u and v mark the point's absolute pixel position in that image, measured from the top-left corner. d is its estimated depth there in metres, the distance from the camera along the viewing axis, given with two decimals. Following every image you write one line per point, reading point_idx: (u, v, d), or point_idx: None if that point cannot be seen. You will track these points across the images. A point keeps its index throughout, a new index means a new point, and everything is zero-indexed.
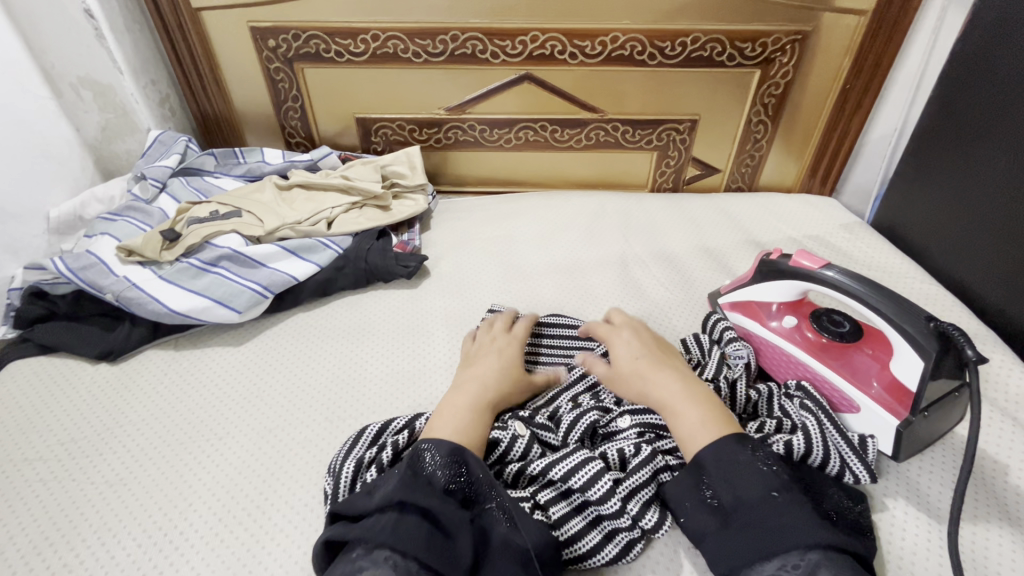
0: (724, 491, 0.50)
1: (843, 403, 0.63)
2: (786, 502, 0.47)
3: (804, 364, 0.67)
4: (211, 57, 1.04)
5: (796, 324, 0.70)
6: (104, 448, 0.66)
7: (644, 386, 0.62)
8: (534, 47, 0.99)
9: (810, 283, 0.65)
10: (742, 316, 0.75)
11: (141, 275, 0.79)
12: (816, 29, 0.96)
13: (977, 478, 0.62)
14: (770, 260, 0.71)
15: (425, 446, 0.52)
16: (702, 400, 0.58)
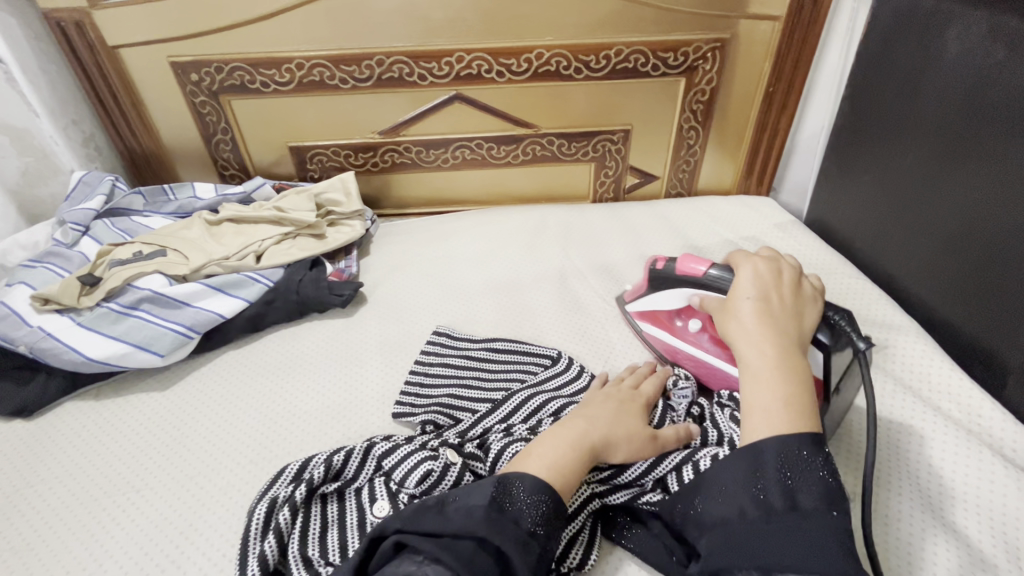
0: (783, 486, 0.46)
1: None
2: (808, 515, 0.45)
3: (717, 365, 0.70)
4: (133, 94, 1.02)
5: (701, 327, 0.73)
6: (15, 510, 0.63)
7: (740, 332, 0.57)
8: (460, 67, 0.99)
9: (699, 287, 0.68)
10: (652, 324, 0.78)
11: (58, 323, 0.76)
12: (734, 36, 0.98)
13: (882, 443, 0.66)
14: (656, 269, 0.73)
15: (516, 478, 0.50)
16: (790, 379, 0.52)
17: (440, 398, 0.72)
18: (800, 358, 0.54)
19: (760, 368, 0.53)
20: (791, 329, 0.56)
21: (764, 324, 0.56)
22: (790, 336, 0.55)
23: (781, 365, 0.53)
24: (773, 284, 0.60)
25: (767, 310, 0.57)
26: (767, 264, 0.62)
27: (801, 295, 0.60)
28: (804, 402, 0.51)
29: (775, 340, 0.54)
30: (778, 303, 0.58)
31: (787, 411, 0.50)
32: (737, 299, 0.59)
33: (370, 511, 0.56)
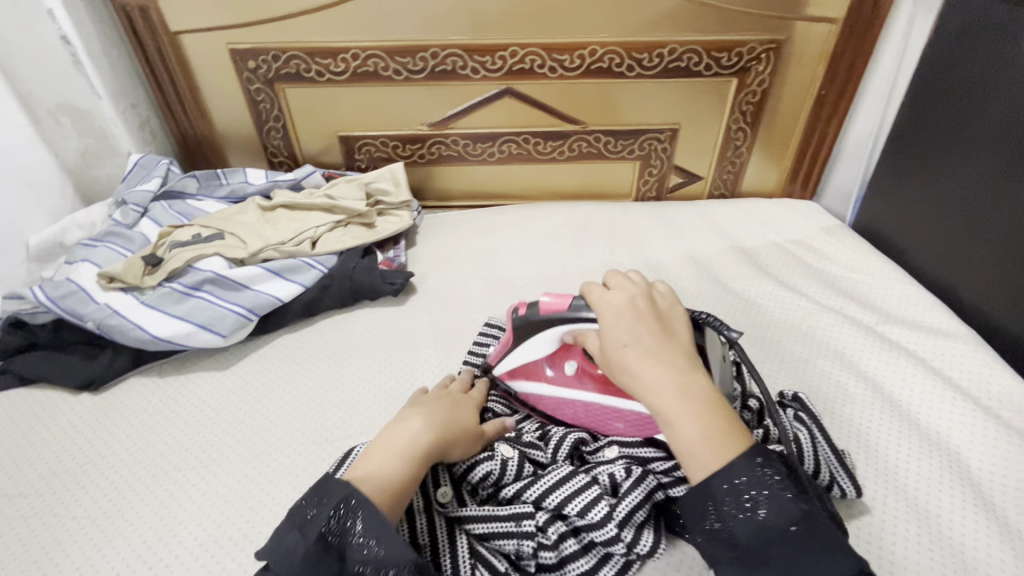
0: (745, 521, 0.46)
1: (653, 425, 0.61)
2: (778, 540, 0.45)
3: (602, 403, 0.64)
4: (191, 80, 1.04)
5: (577, 369, 0.66)
6: (87, 479, 0.65)
7: (636, 386, 0.53)
8: (514, 62, 1.00)
9: (569, 325, 0.61)
10: (528, 381, 0.68)
11: (123, 301, 0.78)
12: (789, 37, 0.98)
13: (941, 447, 0.67)
14: (519, 317, 0.64)
15: (356, 508, 0.46)
16: (704, 411, 0.50)
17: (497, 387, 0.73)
18: (697, 379, 0.53)
19: (669, 413, 0.50)
20: (673, 352, 0.54)
21: (651, 364, 0.52)
22: (677, 360, 0.53)
23: (686, 400, 0.51)
24: (635, 311, 0.56)
25: (647, 351, 0.53)
26: (625, 298, 0.57)
27: (661, 312, 0.57)
28: (719, 424, 0.50)
29: (669, 377, 0.52)
30: (650, 333, 0.54)
31: (712, 440, 0.49)
32: (613, 349, 0.55)
33: (435, 494, 0.57)
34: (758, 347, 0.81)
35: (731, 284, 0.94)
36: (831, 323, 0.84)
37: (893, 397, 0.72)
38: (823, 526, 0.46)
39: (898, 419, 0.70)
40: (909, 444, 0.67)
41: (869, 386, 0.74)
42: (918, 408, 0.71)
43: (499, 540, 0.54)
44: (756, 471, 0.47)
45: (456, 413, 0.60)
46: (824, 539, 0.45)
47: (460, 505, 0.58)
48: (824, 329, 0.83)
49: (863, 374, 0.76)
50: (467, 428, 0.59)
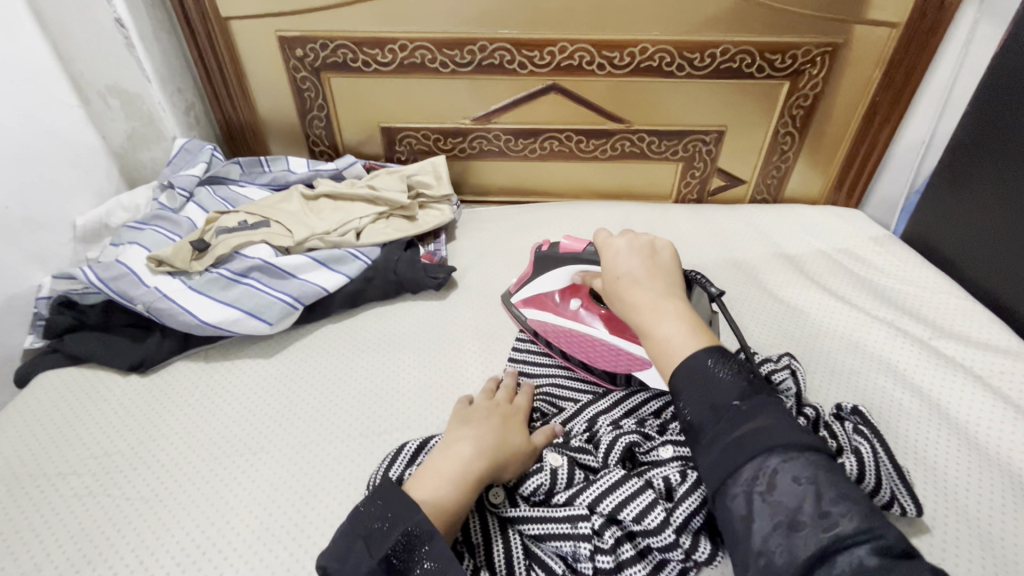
0: (697, 406, 0.48)
1: (631, 361, 0.67)
2: (725, 418, 0.46)
3: (593, 338, 0.70)
4: (238, 66, 1.04)
5: (580, 305, 0.72)
6: (139, 461, 0.65)
7: (621, 303, 0.58)
8: (563, 58, 0.99)
9: (579, 264, 0.70)
10: (538, 310, 0.77)
11: (171, 285, 0.79)
12: (846, 41, 0.96)
13: (1001, 468, 0.65)
14: (542, 251, 0.75)
15: (424, 536, 0.46)
16: (679, 320, 0.53)
17: (543, 388, 0.72)
18: (675, 296, 0.56)
19: (646, 328, 0.54)
20: (658, 276, 0.58)
21: (631, 283, 0.57)
22: (659, 281, 0.57)
23: (659, 308, 0.54)
24: (629, 244, 0.61)
25: (632, 275, 0.58)
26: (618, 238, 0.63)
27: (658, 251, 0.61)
28: (693, 331, 0.52)
29: (647, 291, 0.56)
30: (639, 260, 0.59)
31: (678, 339, 0.51)
32: (606, 277, 0.60)
33: (488, 496, 0.57)
34: (807, 356, 0.80)
35: (776, 291, 0.92)
36: (881, 336, 0.82)
37: (950, 414, 0.71)
38: (774, 408, 0.46)
39: (957, 437, 0.68)
40: (970, 464, 0.65)
41: (925, 402, 0.72)
42: (977, 428, 0.69)
43: (555, 541, 0.54)
44: (711, 360, 0.49)
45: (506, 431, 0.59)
46: (770, 418, 0.45)
47: (513, 504, 0.57)
48: (876, 342, 0.81)
49: (917, 389, 0.74)
50: (519, 450, 0.58)
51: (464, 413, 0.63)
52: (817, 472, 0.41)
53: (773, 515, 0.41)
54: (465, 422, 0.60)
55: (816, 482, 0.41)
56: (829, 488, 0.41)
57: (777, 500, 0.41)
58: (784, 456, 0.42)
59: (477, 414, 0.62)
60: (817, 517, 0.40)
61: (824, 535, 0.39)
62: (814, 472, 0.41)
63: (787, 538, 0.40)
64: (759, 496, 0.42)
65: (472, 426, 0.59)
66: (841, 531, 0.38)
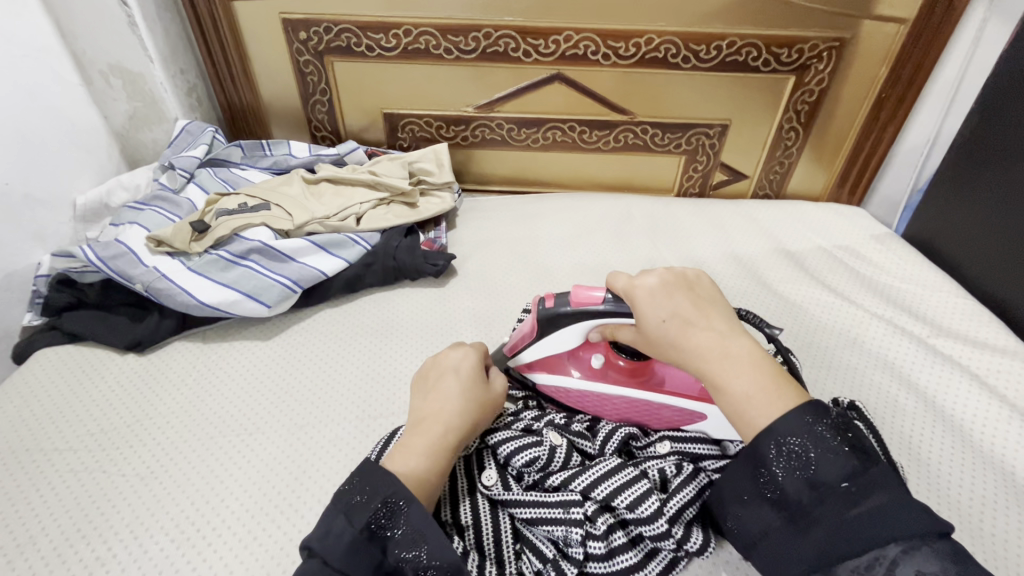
0: (792, 478, 0.46)
1: (678, 416, 0.62)
2: (831, 498, 0.44)
3: (627, 397, 0.63)
4: (241, 49, 1.03)
5: (603, 362, 0.64)
6: (135, 439, 0.66)
7: (682, 357, 0.53)
8: (567, 47, 0.98)
9: (596, 318, 0.60)
10: (550, 371, 0.67)
11: (170, 265, 0.79)
12: (854, 36, 0.95)
13: (993, 465, 0.65)
14: (546, 309, 0.62)
15: (405, 505, 0.47)
16: (753, 368, 0.49)
17: None
18: (737, 338, 0.52)
19: (721, 382, 0.50)
20: (710, 317, 0.53)
21: (688, 334, 0.52)
22: (715, 323, 0.53)
23: (729, 362, 0.50)
24: (663, 284, 0.55)
25: (684, 321, 0.53)
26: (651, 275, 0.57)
27: (696, 285, 0.56)
28: (773, 379, 0.49)
29: (708, 341, 0.52)
30: (683, 302, 0.54)
31: (760, 396, 0.48)
32: (648, 327, 0.55)
33: (481, 478, 0.57)
34: (804, 351, 0.80)
35: (776, 286, 0.92)
36: (878, 333, 0.82)
37: (947, 412, 0.71)
38: (886, 483, 0.44)
39: (952, 435, 0.68)
40: (964, 461, 0.66)
41: (921, 400, 0.73)
42: (972, 425, 0.69)
43: (546, 526, 0.53)
44: (807, 424, 0.45)
45: (469, 390, 0.59)
46: (884, 500, 0.43)
47: (505, 487, 0.56)
48: (875, 339, 0.81)
49: (914, 386, 0.74)
50: (486, 410, 0.59)
51: (427, 376, 0.62)
52: (945, 564, 0.40)
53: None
54: (425, 391, 0.59)
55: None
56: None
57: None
58: (905, 547, 0.41)
59: (433, 376, 0.61)
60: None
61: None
62: (942, 565, 0.40)
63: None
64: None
65: (434, 395, 0.58)
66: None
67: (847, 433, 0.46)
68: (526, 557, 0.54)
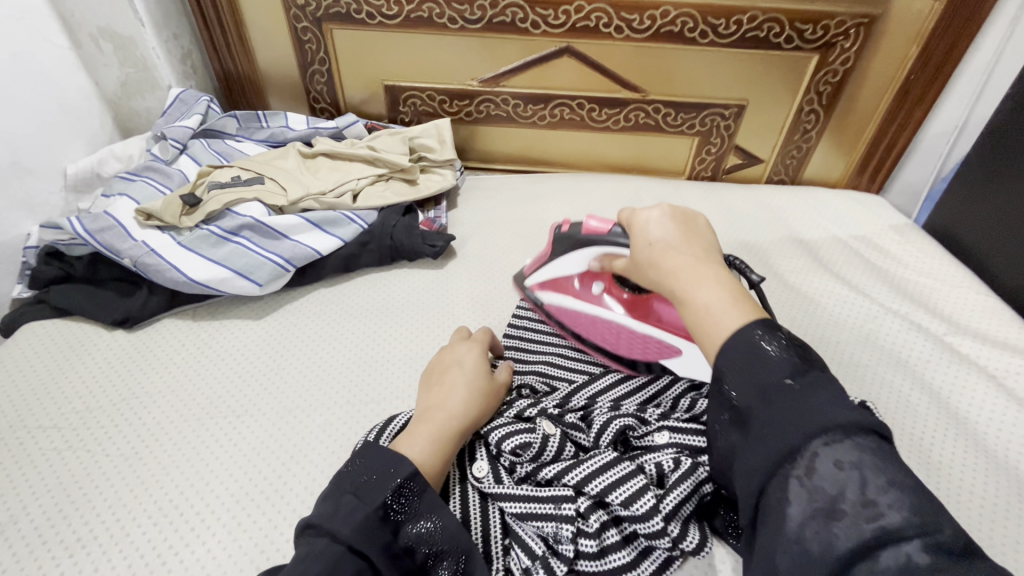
0: (745, 387, 0.42)
1: (660, 349, 0.65)
2: (778, 399, 0.40)
3: (617, 323, 0.68)
4: (236, 13, 0.99)
5: (601, 288, 0.69)
6: (121, 418, 0.64)
7: (658, 273, 0.52)
8: (578, 18, 0.93)
9: (600, 247, 0.64)
10: (556, 293, 0.73)
11: (159, 240, 0.76)
12: (885, 13, 0.89)
13: (1010, 473, 0.63)
14: (562, 233, 0.69)
15: (419, 489, 0.46)
16: (727, 287, 0.48)
17: (536, 364, 0.70)
18: (715, 263, 0.51)
19: (690, 300, 0.49)
20: (695, 242, 0.53)
21: (668, 252, 0.53)
22: (697, 250, 0.52)
23: (700, 277, 0.49)
24: (661, 214, 0.56)
25: (668, 244, 0.53)
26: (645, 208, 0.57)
27: (690, 221, 0.56)
28: (740, 298, 0.47)
29: (684, 260, 0.51)
30: (673, 228, 0.54)
31: (721, 308, 0.46)
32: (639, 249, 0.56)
33: (471, 470, 0.55)
34: (815, 346, 0.77)
35: (787, 276, 0.88)
36: (893, 328, 0.79)
37: (962, 415, 0.68)
38: (832, 388, 0.39)
39: (965, 437, 0.66)
40: (976, 464, 0.63)
41: (934, 400, 0.70)
42: (987, 430, 0.67)
43: (536, 521, 0.51)
44: (755, 337, 0.43)
45: (474, 384, 0.58)
46: (826, 398, 0.38)
47: (496, 480, 0.54)
48: (889, 334, 0.78)
49: (927, 386, 0.71)
50: (490, 398, 0.59)
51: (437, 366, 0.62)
52: (864, 455, 0.36)
53: (812, 499, 0.36)
54: (430, 386, 0.59)
55: (862, 467, 0.36)
56: (878, 475, 0.35)
57: (818, 486, 0.36)
58: (831, 439, 0.37)
59: (436, 372, 0.61)
60: (860, 505, 0.35)
61: (868, 526, 0.34)
62: (860, 455, 0.36)
63: (825, 527, 0.35)
64: (796, 480, 0.37)
65: (438, 388, 0.58)
66: (888, 523, 0.33)
67: (797, 348, 0.43)
68: (515, 553, 0.51)
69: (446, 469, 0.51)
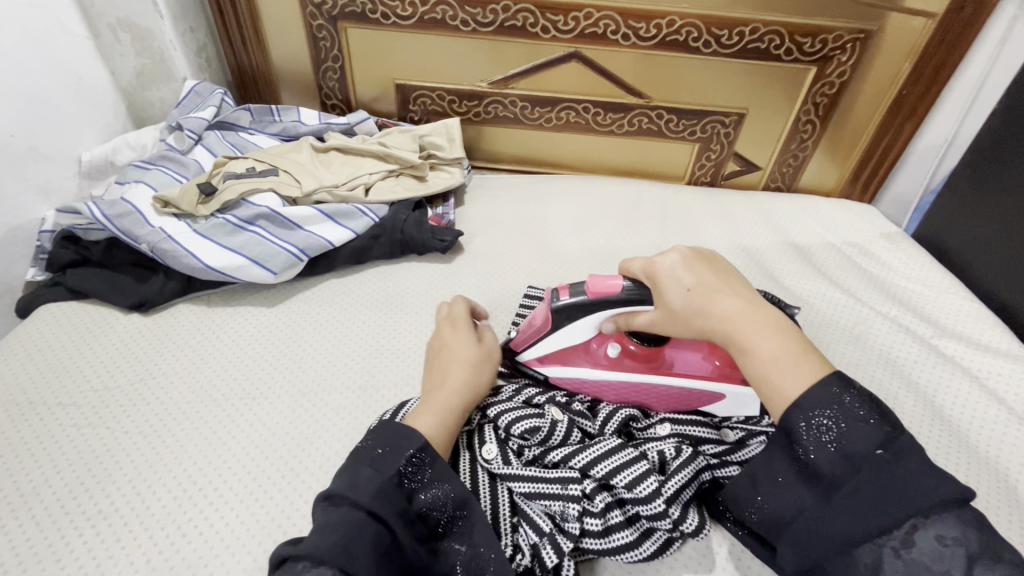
0: (826, 452, 0.45)
1: (699, 396, 0.63)
2: (866, 468, 0.43)
3: (644, 383, 0.63)
4: (253, 9, 1.01)
5: (618, 350, 0.64)
6: (139, 398, 0.66)
7: (707, 327, 0.54)
8: (587, 25, 0.96)
9: (614, 309, 0.59)
10: (560, 366, 0.66)
11: (176, 227, 0.78)
12: (880, 29, 0.93)
13: (991, 469, 0.66)
14: (559, 302, 0.60)
15: (430, 459, 0.48)
16: (779, 329, 0.51)
17: None
18: (758, 305, 0.54)
19: (756, 356, 0.50)
20: (731, 288, 0.56)
21: (711, 300, 0.54)
22: (737, 291, 0.55)
23: (753, 328, 0.51)
24: (683, 259, 0.58)
25: (709, 292, 0.55)
26: (666, 258, 0.58)
27: (707, 265, 0.58)
28: (795, 343, 0.50)
29: (732, 304, 0.54)
30: (703, 275, 0.57)
31: (787, 360, 0.49)
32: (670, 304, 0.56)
33: (480, 453, 0.58)
34: None
35: (781, 279, 0.91)
36: (884, 330, 0.83)
37: (948, 414, 0.71)
38: (916, 455, 0.44)
39: (948, 433, 0.69)
40: (958, 459, 0.67)
41: (921, 399, 0.73)
42: (969, 427, 0.70)
43: (543, 500, 0.54)
44: (834, 397, 0.46)
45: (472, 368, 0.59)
46: (915, 468, 0.43)
47: (505, 461, 0.57)
48: (879, 336, 0.82)
49: (915, 386, 0.75)
50: (489, 370, 0.60)
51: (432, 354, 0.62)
52: (964, 531, 0.41)
53: (910, 571, 0.41)
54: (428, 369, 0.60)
55: (965, 542, 0.41)
56: (975, 547, 0.40)
57: (914, 558, 0.41)
58: (929, 515, 0.42)
59: (432, 356, 0.62)
60: None
61: None
62: (960, 531, 0.41)
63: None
64: (892, 550, 0.42)
65: (437, 370, 0.59)
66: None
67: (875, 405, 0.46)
68: (523, 530, 0.54)
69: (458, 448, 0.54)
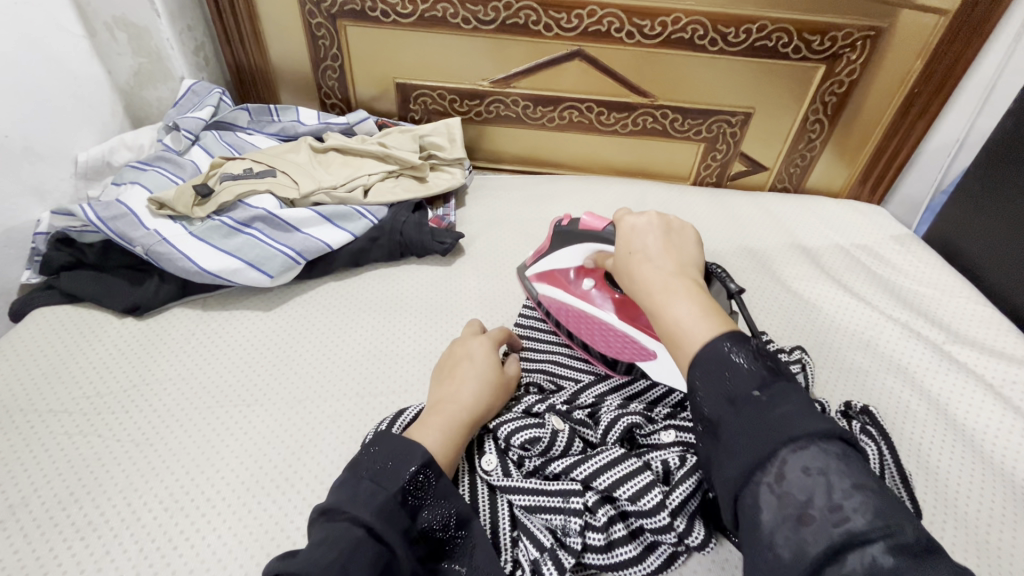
0: (713, 397, 0.42)
1: (635, 348, 0.65)
2: (746, 410, 0.40)
3: (600, 318, 0.68)
4: (251, 8, 0.99)
5: (592, 284, 0.70)
6: (132, 405, 0.65)
7: (630, 282, 0.55)
8: (590, 22, 0.94)
9: (599, 243, 0.66)
10: (549, 286, 0.74)
11: (171, 229, 0.77)
12: (891, 26, 0.90)
13: (1007, 480, 0.64)
14: (565, 226, 0.71)
15: (434, 478, 0.47)
16: (697, 293, 0.49)
17: (543, 363, 0.71)
18: (688, 276, 0.52)
19: (660, 308, 0.49)
20: (672, 254, 0.54)
21: (643, 259, 0.54)
22: (672, 260, 0.54)
23: (667, 287, 0.50)
24: (647, 222, 0.58)
25: (645, 253, 0.55)
26: (630, 221, 0.59)
27: (670, 232, 0.58)
28: (708, 306, 0.48)
29: (658, 266, 0.53)
30: (654, 237, 0.56)
31: (691, 321, 0.47)
32: (619, 257, 0.58)
33: (480, 464, 0.56)
34: (817, 351, 0.78)
35: (789, 282, 0.89)
36: (895, 335, 0.81)
37: (961, 423, 0.69)
38: (799, 398, 0.40)
39: (961, 442, 0.67)
40: (972, 470, 0.65)
41: (933, 407, 0.71)
42: (983, 436, 0.68)
43: (544, 514, 0.52)
44: (726, 348, 0.43)
45: (485, 380, 0.59)
46: (793, 407, 0.39)
47: (504, 473, 0.55)
48: (890, 342, 0.80)
49: (926, 393, 0.73)
50: (499, 389, 0.60)
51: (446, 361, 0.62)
52: (830, 461, 0.36)
53: (782, 506, 0.36)
54: (441, 376, 0.60)
55: (829, 473, 0.36)
56: (843, 478, 0.36)
57: (787, 493, 0.36)
58: (798, 447, 0.37)
59: (448, 363, 0.62)
60: (827, 510, 0.35)
61: (835, 531, 0.34)
62: (827, 461, 0.36)
63: (794, 532, 0.35)
64: (768, 487, 0.37)
65: (449, 379, 0.59)
66: (854, 526, 0.33)
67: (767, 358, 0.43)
68: (523, 544, 0.52)
69: (456, 460, 0.52)
